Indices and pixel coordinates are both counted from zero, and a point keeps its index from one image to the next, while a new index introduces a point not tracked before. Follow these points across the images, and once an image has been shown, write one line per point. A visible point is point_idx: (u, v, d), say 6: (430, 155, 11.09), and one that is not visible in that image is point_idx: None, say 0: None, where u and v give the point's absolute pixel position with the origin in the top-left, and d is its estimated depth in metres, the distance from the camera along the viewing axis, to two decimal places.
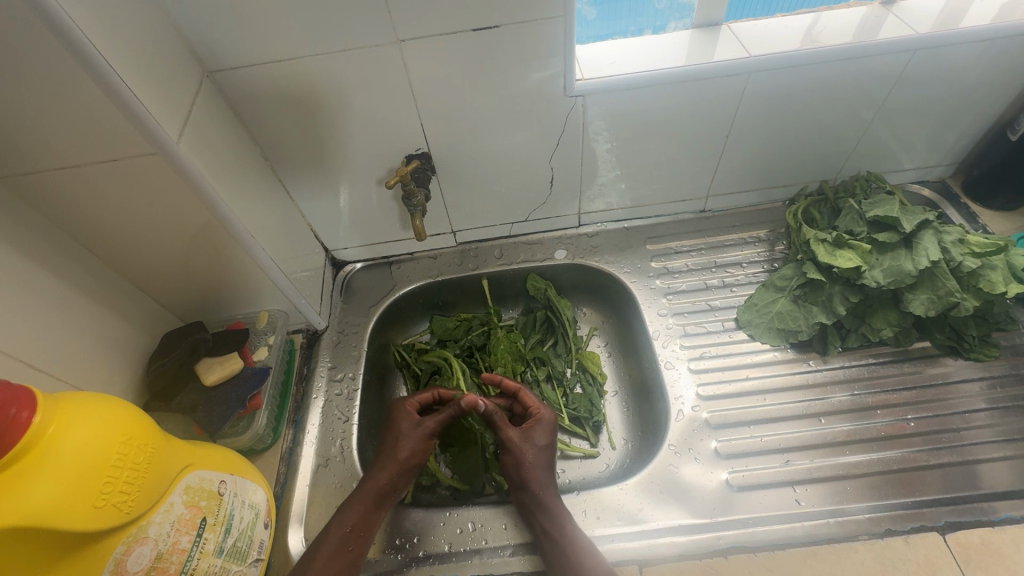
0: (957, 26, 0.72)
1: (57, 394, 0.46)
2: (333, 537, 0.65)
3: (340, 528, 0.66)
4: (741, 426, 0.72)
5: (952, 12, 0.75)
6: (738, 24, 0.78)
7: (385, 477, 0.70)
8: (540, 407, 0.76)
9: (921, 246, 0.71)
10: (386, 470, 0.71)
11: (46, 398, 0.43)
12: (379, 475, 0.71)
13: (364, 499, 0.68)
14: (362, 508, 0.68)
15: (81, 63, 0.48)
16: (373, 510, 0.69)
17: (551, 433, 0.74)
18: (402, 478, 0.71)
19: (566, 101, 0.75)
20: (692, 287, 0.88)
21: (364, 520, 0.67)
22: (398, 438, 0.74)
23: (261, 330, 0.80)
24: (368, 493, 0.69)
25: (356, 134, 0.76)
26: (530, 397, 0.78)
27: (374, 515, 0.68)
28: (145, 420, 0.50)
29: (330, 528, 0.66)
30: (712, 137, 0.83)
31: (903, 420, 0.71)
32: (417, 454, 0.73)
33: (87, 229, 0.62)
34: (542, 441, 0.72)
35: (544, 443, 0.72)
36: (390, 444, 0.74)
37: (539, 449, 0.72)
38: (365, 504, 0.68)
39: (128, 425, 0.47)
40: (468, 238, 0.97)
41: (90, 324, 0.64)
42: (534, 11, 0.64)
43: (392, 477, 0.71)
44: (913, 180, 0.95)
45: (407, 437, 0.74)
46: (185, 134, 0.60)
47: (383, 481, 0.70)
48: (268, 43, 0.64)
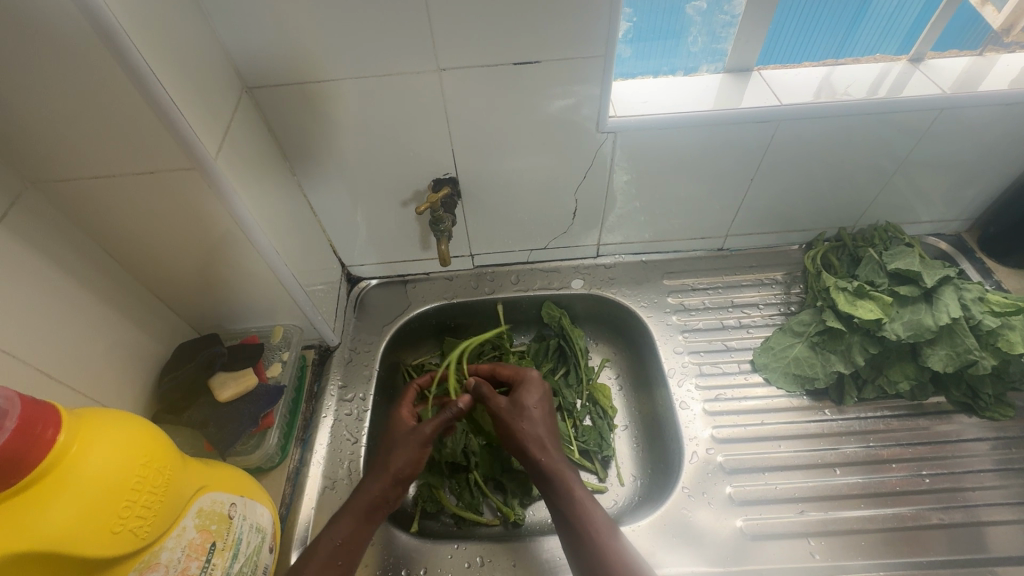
0: (978, 87, 0.74)
1: (82, 410, 0.45)
2: (320, 556, 0.62)
3: (327, 547, 0.63)
4: (755, 472, 0.72)
5: (974, 73, 0.76)
6: (769, 71, 0.79)
7: (378, 491, 0.66)
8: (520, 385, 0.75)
9: (941, 302, 0.71)
10: (380, 483, 0.66)
11: (72, 415, 0.43)
12: (371, 488, 0.66)
13: (353, 515, 0.65)
14: (351, 526, 0.64)
15: (131, 77, 0.48)
16: (365, 526, 0.65)
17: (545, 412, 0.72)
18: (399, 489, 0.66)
19: (597, 136, 0.76)
20: (708, 325, 0.88)
21: (351, 537, 0.64)
22: (394, 447, 0.69)
23: (275, 345, 0.79)
24: (357, 509, 0.65)
25: (386, 155, 0.76)
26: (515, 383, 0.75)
27: (363, 530, 0.65)
28: (164, 441, 0.49)
29: (317, 545, 0.63)
30: (737, 179, 0.84)
31: (917, 476, 0.71)
32: (416, 465, 0.67)
33: (115, 237, 0.62)
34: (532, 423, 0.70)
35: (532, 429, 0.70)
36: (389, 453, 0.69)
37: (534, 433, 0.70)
38: (353, 519, 0.65)
39: (149, 446, 0.47)
40: (485, 262, 0.96)
41: (107, 331, 0.63)
42: (575, 48, 0.65)
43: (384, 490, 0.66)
44: (929, 232, 0.95)
45: (402, 446, 0.68)
46: (224, 149, 0.59)
47: (375, 494, 0.66)
48: (309, 64, 0.65)
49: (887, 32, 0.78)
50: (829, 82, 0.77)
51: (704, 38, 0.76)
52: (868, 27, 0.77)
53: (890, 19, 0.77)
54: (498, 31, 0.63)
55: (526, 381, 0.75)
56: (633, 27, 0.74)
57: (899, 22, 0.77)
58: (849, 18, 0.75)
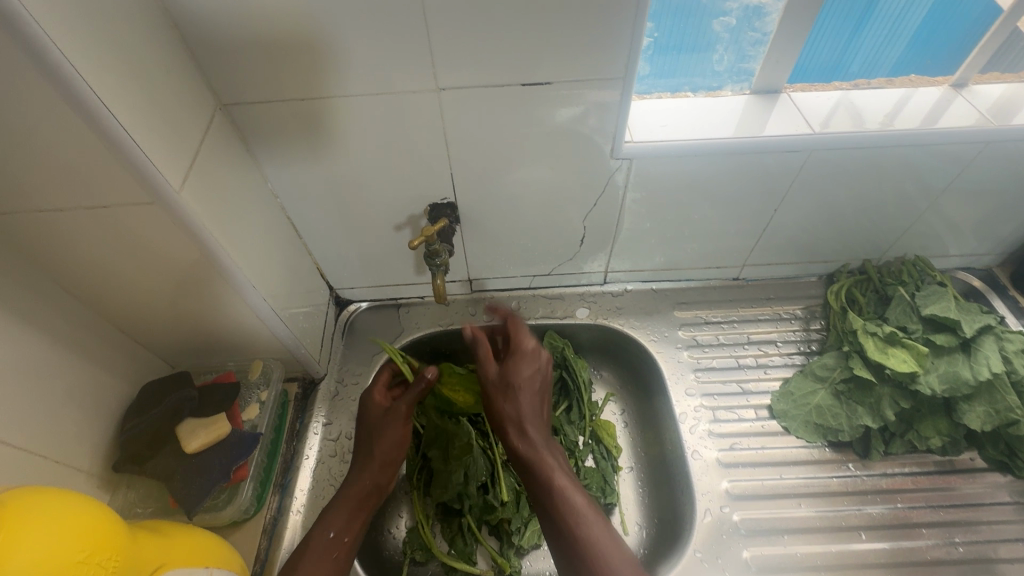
0: (1012, 120, 0.67)
1: (15, 492, 0.42)
2: (319, 545, 0.62)
3: (325, 536, 0.63)
4: (774, 534, 0.69)
5: (1010, 101, 0.70)
6: (799, 92, 0.73)
7: (368, 475, 0.69)
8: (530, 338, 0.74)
9: (981, 354, 0.68)
10: (367, 468, 0.69)
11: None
12: (359, 474, 0.69)
13: (347, 502, 0.66)
14: (347, 513, 0.65)
15: (72, 103, 0.42)
16: (359, 513, 0.66)
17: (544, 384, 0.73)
18: (383, 472, 0.69)
19: (610, 163, 0.69)
20: (722, 364, 0.83)
21: (347, 523, 0.65)
22: (373, 431, 0.71)
23: (253, 382, 0.73)
24: (348, 495, 0.67)
25: (378, 179, 0.70)
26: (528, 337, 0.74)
27: (357, 517, 0.66)
28: (106, 529, 0.46)
29: (313, 536, 0.63)
30: (759, 210, 0.77)
31: (949, 544, 0.68)
32: (398, 446, 0.71)
33: (70, 273, 0.56)
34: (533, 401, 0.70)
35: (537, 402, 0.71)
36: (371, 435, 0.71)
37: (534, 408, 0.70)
38: (347, 506, 0.66)
39: (85, 538, 0.43)
40: (484, 287, 0.90)
41: (62, 377, 0.57)
42: (589, 70, 0.59)
43: (372, 473, 0.69)
44: (959, 266, 0.89)
45: (383, 430, 0.71)
46: (190, 177, 0.53)
47: (366, 479, 0.68)
48: (291, 80, 0.58)
49: (890, 36, 0.69)
50: (853, 104, 0.70)
51: (731, 56, 0.69)
52: (872, 26, 0.68)
53: (897, 22, 0.67)
54: (503, 51, 0.57)
55: (518, 351, 0.73)
56: (654, 42, 0.67)
57: (906, 22, 0.67)
58: (857, 13, 0.66)
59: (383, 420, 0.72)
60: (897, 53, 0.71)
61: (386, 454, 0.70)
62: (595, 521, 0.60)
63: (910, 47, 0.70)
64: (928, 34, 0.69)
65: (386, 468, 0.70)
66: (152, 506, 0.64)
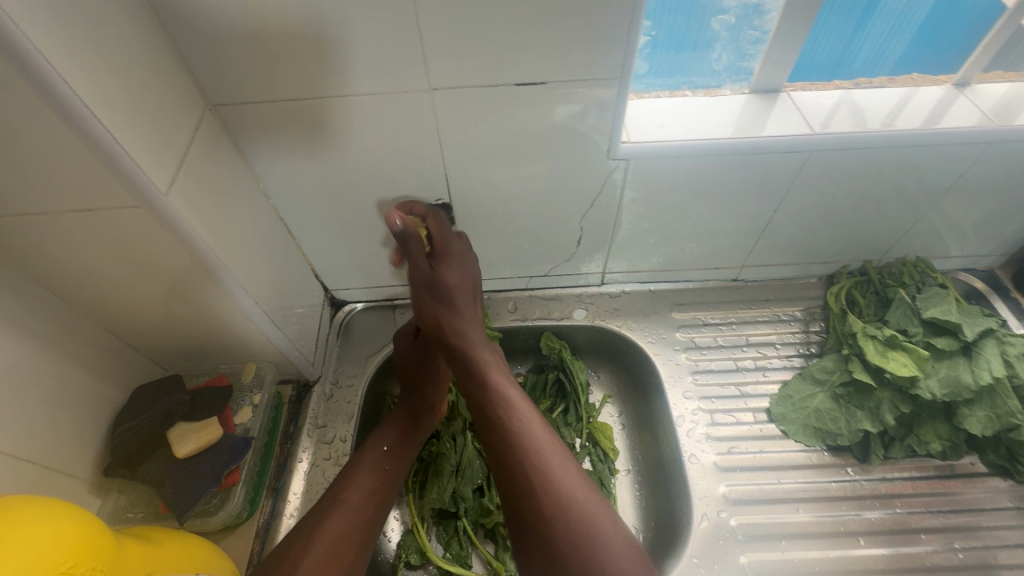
0: (1015, 120, 0.66)
1: (2, 504, 0.42)
2: (373, 458, 0.67)
3: (378, 451, 0.68)
4: (771, 540, 0.69)
5: (1013, 100, 0.68)
6: (799, 91, 0.71)
7: (420, 399, 0.73)
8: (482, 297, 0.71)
9: (982, 357, 0.68)
10: (419, 392, 0.73)
11: None
12: (412, 398, 0.73)
13: (399, 422, 0.71)
14: (398, 433, 0.70)
15: (52, 107, 0.41)
16: (411, 434, 0.71)
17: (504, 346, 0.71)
18: (435, 395, 0.73)
19: (607, 164, 0.68)
20: (720, 367, 0.82)
21: (399, 440, 0.70)
22: (421, 360, 0.75)
23: (246, 385, 0.72)
24: (401, 417, 0.72)
25: (372, 180, 0.69)
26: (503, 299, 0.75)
27: (408, 434, 0.71)
28: (95, 540, 0.46)
29: (367, 451, 0.68)
30: (758, 211, 0.76)
31: (949, 550, 0.68)
32: (446, 372, 0.74)
33: (58, 277, 0.55)
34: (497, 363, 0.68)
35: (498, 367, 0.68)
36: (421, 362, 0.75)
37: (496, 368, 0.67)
38: (398, 427, 0.71)
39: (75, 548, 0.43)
40: (480, 288, 0.89)
41: (52, 382, 0.57)
42: (584, 70, 0.58)
43: (423, 395, 0.73)
44: (960, 267, 0.88)
45: (428, 358, 0.74)
46: (177, 181, 0.52)
47: (418, 403, 0.73)
48: (281, 79, 0.57)
49: (892, 34, 0.68)
50: (854, 102, 0.69)
51: (730, 55, 0.68)
52: (874, 23, 0.67)
53: (900, 17, 0.66)
54: (497, 50, 0.56)
55: (450, 252, 0.69)
56: (651, 40, 0.66)
57: (908, 21, 0.66)
58: (859, 10, 0.65)
59: (425, 350, 0.75)
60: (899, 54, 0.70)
61: (430, 381, 0.73)
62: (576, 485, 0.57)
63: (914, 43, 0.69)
64: (931, 33, 0.68)
65: (436, 392, 0.73)
66: (143, 511, 0.64)
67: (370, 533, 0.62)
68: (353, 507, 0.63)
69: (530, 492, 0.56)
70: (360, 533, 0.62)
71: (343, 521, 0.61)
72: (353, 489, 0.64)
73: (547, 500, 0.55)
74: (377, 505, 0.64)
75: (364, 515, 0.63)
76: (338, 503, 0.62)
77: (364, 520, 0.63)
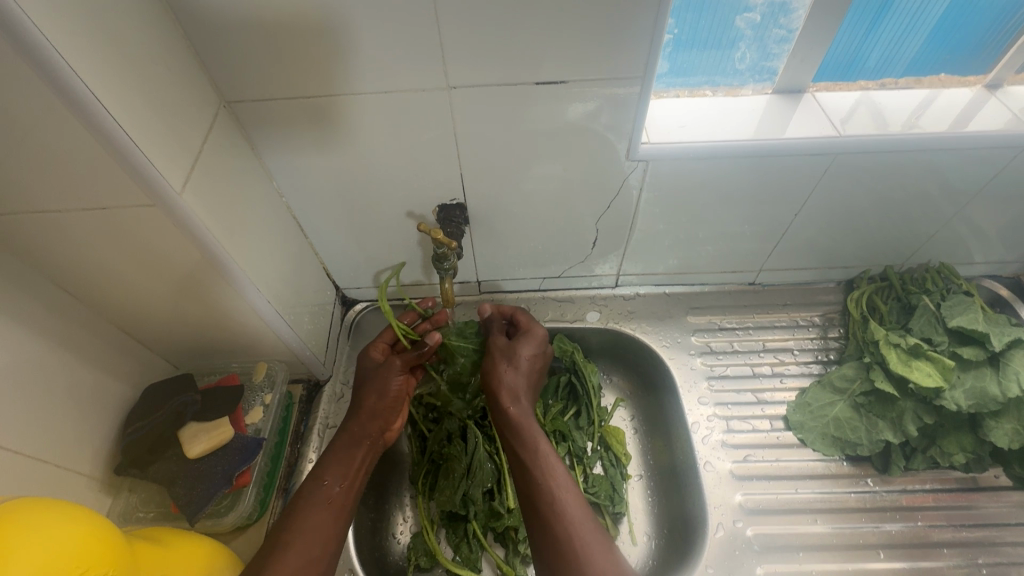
0: None
1: (13, 506, 0.41)
2: (313, 494, 0.60)
3: (320, 484, 0.61)
4: (788, 550, 0.67)
5: None
6: (823, 92, 0.70)
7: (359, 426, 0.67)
8: (533, 324, 0.74)
9: (1010, 369, 0.67)
10: (359, 419, 0.67)
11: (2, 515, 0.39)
12: (351, 424, 0.67)
13: (337, 452, 0.64)
14: (341, 462, 0.63)
15: (69, 105, 0.40)
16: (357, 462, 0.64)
17: (538, 350, 0.71)
18: (374, 421, 0.68)
19: (626, 164, 0.67)
20: (735, 372, 0.81)
21: (343, 470, 0.63)
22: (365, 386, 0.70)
23: (257, 385, 0.72)
24: (342, 443, 0.65)
25: (386, 179, 0.68)
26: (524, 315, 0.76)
27: (352, 463, 0.64)
28: (106, 540, 0.45)
29: (308, 487, 0.61)
30: (779, 215, 0.75)
31: (973, 565, 0.66)
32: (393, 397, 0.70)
33: (73, 276, 0.55)
34: (526, 357, 0.70)
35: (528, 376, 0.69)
36: (367, 388, 0.70)
37: (523, 364, 0.69)
38: (340, 454, 0.64)
39: (86, 549, 0.43)
40: (493, 288, 0.88)
41: (65, 379, 0.57)
42: (605, 68, 0.57)
43: (363, 421, 0.67)
44: (985, 274, 0.85)
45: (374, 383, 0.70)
46: (192, 179, 0.52)
47: (358, 430, 0.66)
48: (299, 77, 0.56)
49: (912, 29, 0.64)
50: (876, 103, 0.67)
51: (754, 54, 0.66)
52: (891, 19, 0.63)
53: (916, 15, 0.63)
54: (516, 47, 0.54)
55: (527, 333, 0.72)
56: (673, 38, 0.64)
57: (925, 17, 0.63)
58: (873, 6, 0.62)
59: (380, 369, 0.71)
60: (925, 50, 0.67)
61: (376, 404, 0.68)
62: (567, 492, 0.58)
63: (929, 45, 0.66)
64: (948, 32, 0.65)
65: (377, 416, 0.68)
66: (154, 511, 0.63)
67: (318, 575, 0.56)
68: (300, 546, 0.56)
69: (540, 518, 0.57)
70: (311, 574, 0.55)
71: (289, 566, 0.55)
72: (295, 529, 0.57)
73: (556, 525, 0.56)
74: (326, 543, 0.58)
75: (310, 555, 0.56)
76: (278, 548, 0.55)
77: (310, 561, 0.56)
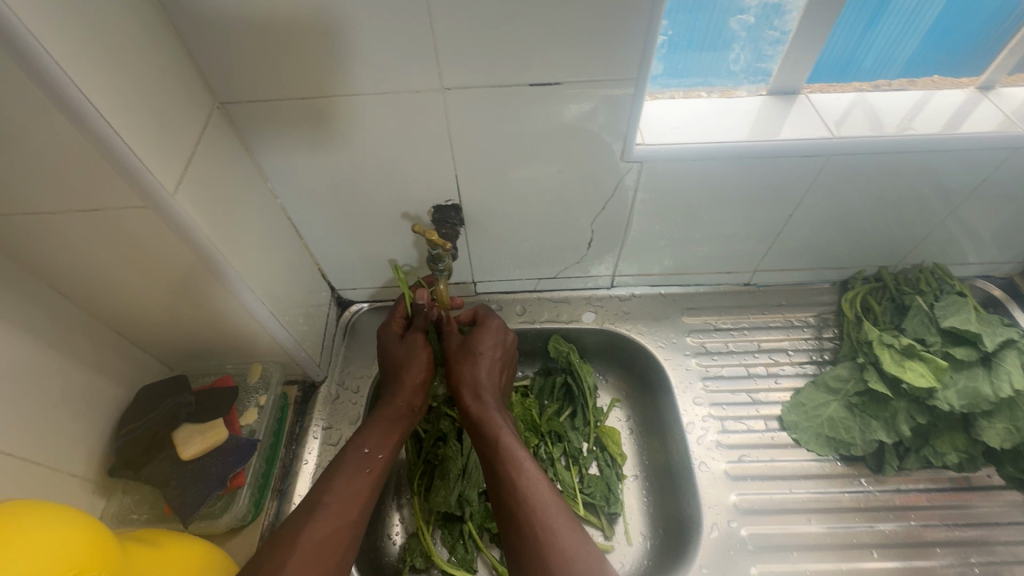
0: None
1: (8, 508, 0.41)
2: (353, 460, 0.62)
3: (360, 453, 0.63)
4: (783, 550, 0.68)
5: None
6: (817, 93, 0.70)
7: (402, 398, 0.68)
8: (490, 315, 0.76)
9: (1001, 369, 0.67)
10: (400, 392, 0.68)
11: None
12: (394, 397, 0.68)
13: (381, 422, 0.66)
14: (382, 433, 0.65)
15: (62, 108, 0.40)
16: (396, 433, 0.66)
17: (498, 342, 0.72)
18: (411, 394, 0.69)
19: (621, 165, 0.67)
20: (730, 372, 0.81)
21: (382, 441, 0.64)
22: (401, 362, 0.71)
23: (252, 386, 0.72)
24: (384, 415, 0.67)
25: (381, 181, 0.68)
26: (483, 311, 0.77)
27: (392, 435, 0.65)
28: (102, 543, 0.45)
29: (348, 453, 0.62)
30: (774, 216, 0.75)
31: (966, 564, 0.67)
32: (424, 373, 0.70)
33: (66, 278, 0.55)
34: (488, 350, 0.71)
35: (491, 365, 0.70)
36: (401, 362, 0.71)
37: (486, 356, 0.71)
38: (381, 426, 0.66)
39: (82, 550, 0.43)
40: (489, 289, 0.88)
41: (58, 381, 0.57)
42: (599, 70, 0.57)
43: (403, 395, 0.68)
44: (978, 274, 0.85)
45: (410, 359, 0.70)
46: (186, 180, 0.52)
47: (400, 402, 0.68)
48: (293, 78, 0.56)
49: (906, 30, 0.65)
50: (869, 105, 0.68)
51: (747, 56, 0.67)
52: (885, 19, 0.64)
53: (914, 14, 0.63)
54: (510, 48, 0.54)
55: (484, 325, 0.74)
56: (668, 40, 0.64)
57: (923, 17, 0.63)
58: (868, 6, 0.62)
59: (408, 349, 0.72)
60: (921, 50, 0.67)
61: (412, 375, 0.69)
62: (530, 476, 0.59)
63: (926, 43, 0.66)
64: (945, 32, 0.65)
65: (416, 389, 0.69)
66: (148, 513, 0.63)
67: (347, 540, 0.57)
68: (338, 510, 0.57)
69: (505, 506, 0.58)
70: (345, 536, 0.57)
71: (327, 526, 0.56)
72: (334, 491, 0.59)
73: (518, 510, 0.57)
74: (362, 508, 0.59)
75: (349, 517, 0.58)
76: (319, 507, 0.57)
77: (347, 524, 0.57)
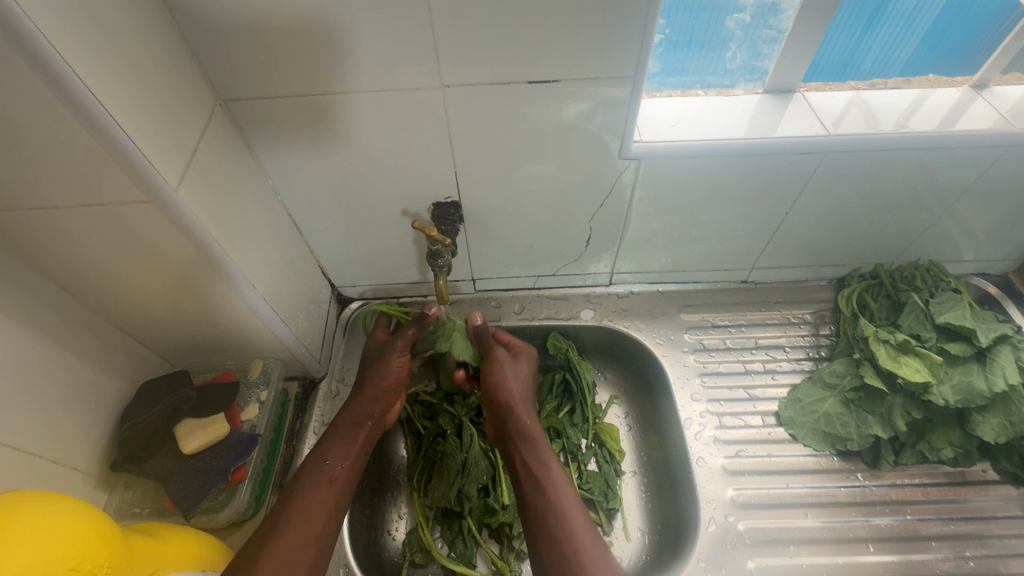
0: None
1: (15, 499, 0.42)
2: (314, 470, 0.62)
3: (321, 464, 0.63)
4: (779, 544, 0.68)
5: None
6: (813, 91, 0.71)
7: (362, 403, 0.70)
8: (519, 342, 0.77)
9: (996, 364, 0.68)
10: (360, 398, 0.70)
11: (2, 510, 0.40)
12: (353, 404, 0.70)
13: (341, 431, 0.67)
14: (342, 441, 0.66)
15: (67, 102, 0.41)
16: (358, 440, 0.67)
17: (531, 369, 0.75)
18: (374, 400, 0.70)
19: (619, 163, 0.67)
20: (728, 369, 0.82)
21: (344, 453, 0.65)
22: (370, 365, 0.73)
23: (253, 382, 0.72)
24: (345, 423, 0.68)
25: (381, 178, 0.68)
26: (508, 334, 0.78)
27: (353, 444, 0.66)
28: (104, 540, 0.45)
29: (309, 464, 0.63)
30: (771, 214, 0.76)
31: (961, 558, 0.67)
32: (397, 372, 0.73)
33: (68, 273, 0.55)
34: (525, 373, 0.74)
35: (527, 384, 0.73)
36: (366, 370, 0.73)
37: (522, 380, 0.73)
38: (342, 435, 0.66)
39: (81, 547, 0.43)
40: (488, 287, 0.88)
41: (61, 375, 0.57)
42: (597, 68, 0.57)
43: (365, 402, 0.70)
44: (974, 272, 0.86)
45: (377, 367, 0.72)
46: (188, 176, 0.52)
47: (360, 407, 0.69)
48: (295, 77, 0.57)
49: (901, 30, 0.65)
50: (864, 103, 0.68)
51: (744, 54, 0.67)
52: (881, 19, 0.64)
53: (911, 17, 0.64)
54: (509, 46, 0.55)
55: (519, 353, 0.76)
56: (665, 39, 0.65)
57: (919, 19, 0.64)
58: (865, 5, 0.63)
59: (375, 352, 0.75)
60: (918, 53, 0.68)
61: (374, 386, 0.71)
62: (567, 496, 0.61)
63: (923, 46, 0.67)
64: (942, 33, 0.66)
65: (374, 400, 0.71)
66: (149, 507, 0.64)
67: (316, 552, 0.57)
68: (301, 525, 0.58)
69: (541, 525, 0.60)
70: (311, 550, 0.57)
71: (289, 541, 0.56)
72: (296, 505, 0.59)
73: (557, 530, 0.58)
74: (326, 519, 0.59)
75: (313, 532, 0.58)
76: (280, 524, 0.57)
77: (310, 539, 0.57)
